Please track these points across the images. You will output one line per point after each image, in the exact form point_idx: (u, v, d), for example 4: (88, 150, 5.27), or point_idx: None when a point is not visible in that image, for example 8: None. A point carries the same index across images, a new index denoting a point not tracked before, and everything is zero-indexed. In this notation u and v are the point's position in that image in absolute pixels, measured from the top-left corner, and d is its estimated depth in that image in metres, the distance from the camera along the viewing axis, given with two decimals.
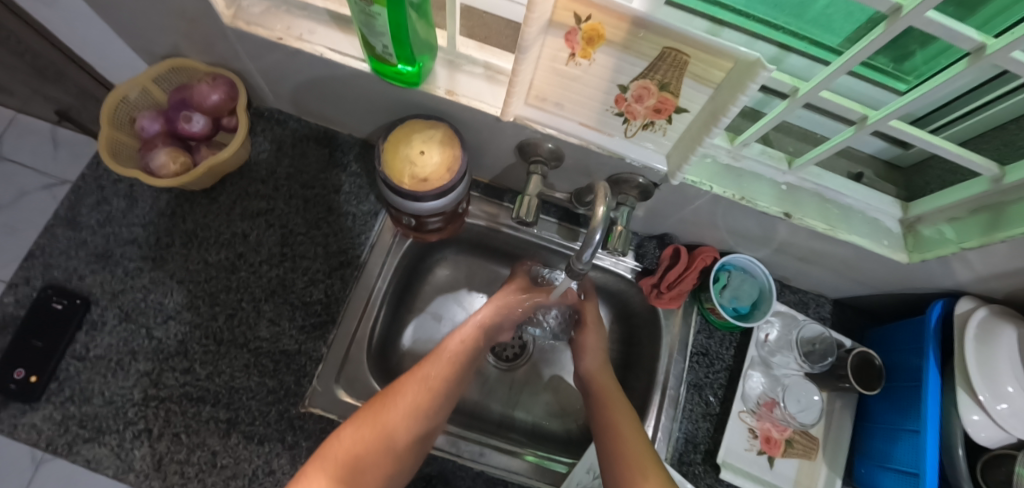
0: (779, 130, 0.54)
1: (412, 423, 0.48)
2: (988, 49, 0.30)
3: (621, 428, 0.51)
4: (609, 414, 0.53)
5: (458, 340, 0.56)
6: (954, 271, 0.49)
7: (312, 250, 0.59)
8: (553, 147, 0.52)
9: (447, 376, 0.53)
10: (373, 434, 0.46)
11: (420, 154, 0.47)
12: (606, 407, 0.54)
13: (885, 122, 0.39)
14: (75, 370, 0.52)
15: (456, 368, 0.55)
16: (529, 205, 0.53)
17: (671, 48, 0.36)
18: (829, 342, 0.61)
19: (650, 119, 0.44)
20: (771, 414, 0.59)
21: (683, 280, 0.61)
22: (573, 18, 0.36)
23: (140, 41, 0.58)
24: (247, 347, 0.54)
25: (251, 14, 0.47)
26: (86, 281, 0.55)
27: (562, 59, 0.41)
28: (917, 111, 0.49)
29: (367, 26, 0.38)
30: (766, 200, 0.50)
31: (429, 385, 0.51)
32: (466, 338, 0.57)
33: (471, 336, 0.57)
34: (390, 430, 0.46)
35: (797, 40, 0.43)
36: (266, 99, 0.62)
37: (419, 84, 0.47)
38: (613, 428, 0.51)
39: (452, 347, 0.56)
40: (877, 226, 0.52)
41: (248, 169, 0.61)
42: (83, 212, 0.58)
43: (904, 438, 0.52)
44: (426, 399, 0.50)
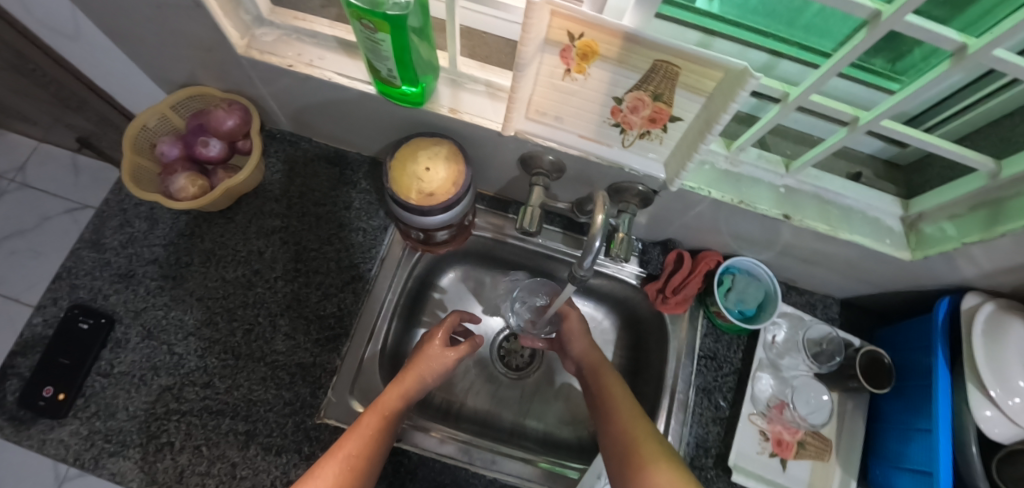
0: (776, 134, 0.55)
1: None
2: (970, 49, 0.30)
3: (622, 420, 0.49)
4: (612, 410, 0.51)
5: (387, 402, 0.50)
6: (959, 267, 0.49)
7: (324, 265, 0.61)
8: (554, 159, 0.54)
9: (375, 444, 0.46)
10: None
11: (426, 171, 0.48)
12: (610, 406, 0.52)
13: (876, 123, 0.39)
14: (101, 386, 0.54)
15: (385, 435, 0.48)
16: (532, 216, 0.54)
17: (663, 61, 0.38)
18: (836, 342, 0.61)
19: (646, 129, 0.46)
20: (782, 416, 0.59)
21: (688, 284, 0.62)
22: (567, 36, 0.38)
23: (160, 71, 0.61)
24: (263, 360, 0.56)
25: (264, 42, 0.50)
26: (110, 300, 0.58)
27: (559, 74, 0.43)
28: (912, 111, 0.50)
29: (371, 51, 0.40)
30: (766, 202, 0.51)
31: (358, 455, 0.44)
32: (394, 400, 0.51)
33: (398, 397, 0.51)
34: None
35: (788, 46, 0.44)
36: (278, 122, 0.65)
37: (424, 103, 0.49)
38: (614, 426, 0.49)
39: (379, 411, 0.49)
40: (878, 226, 0.52)
41: (263, 189, 0.64)
42: (106, 234, 0.60)
43: (917, 438, 0.52)
44: (355, 474, 0.42)
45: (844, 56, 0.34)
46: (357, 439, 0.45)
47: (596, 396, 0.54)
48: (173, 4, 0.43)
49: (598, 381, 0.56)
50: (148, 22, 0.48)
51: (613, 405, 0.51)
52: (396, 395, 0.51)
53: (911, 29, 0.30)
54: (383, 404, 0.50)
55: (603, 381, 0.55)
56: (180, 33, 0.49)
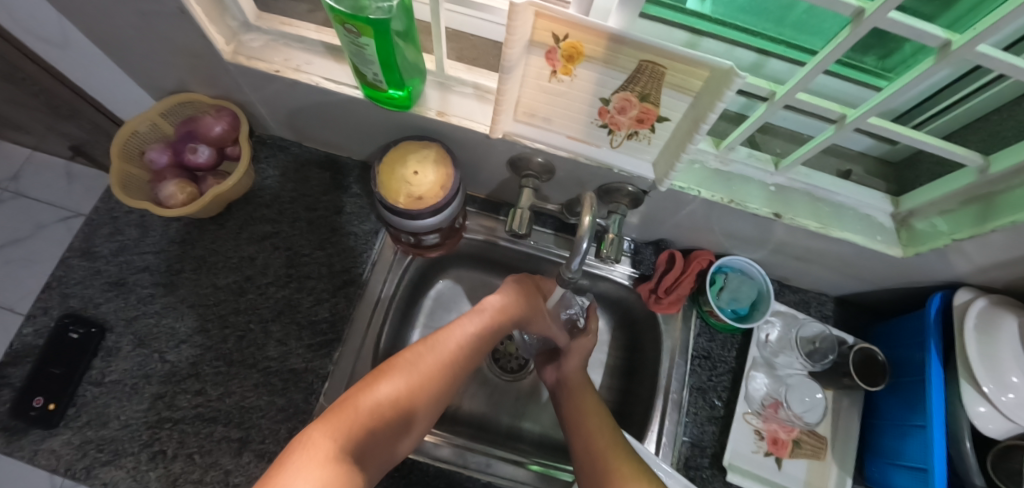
0: (765, 132, 0.55)
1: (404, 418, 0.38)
2: (953, 45, 0.30)
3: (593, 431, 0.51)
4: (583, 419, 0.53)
5: (449, 347, 0.45)
6: (950, 263, 0.49)
7: (317, 270, 0.61)
8: (543, 160, 0.54)
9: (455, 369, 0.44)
10: (350, 433, 0.32)
11: (414, 174, 0.48)
12: (582, 424, 0.53)
13: (863, 120, 0.39)
14: (92, 395, 0.54)
15: (448, 380, 0.43)
16: (522, 218, 0.54)
17: (648, 61, 0.38)
18: (829, 340, 0.61)
19: (634, 129, 0.46)
20: (776, 415, 0.59)
21: (681, 284, 0.62)
22: (552, 38, 0.38)
23: (149, 79, 0.61)
24: (256, 366, 0.56)
25: (251, 48, 0.50)
26: (101, 309, 0.58)
27: (546, 76, 0.42)
28: (901, 107, 0.50)
29: (357, 56, 0.40)
30: (756, 201, 0.51)
31: (429, 384, 0.41)
32: (460, 348, 0.45)
33: (459, 344, 0.45)
34: (371, 428, 0.34)
35: (775, 45, 0.44)
36: (269, 127, 0.64)
37: (411, 107, 0.49)
38: (588, 441, 0.50)
39: (446, 353, 0.44)
40: (870, 223, 0.52)
41: (254, 195, 0.64)
42: (97, 243, 0.60)
43: (912, 435, 0.52)
44: (419, 400, 0.40)
45: (828, 54, 0.34)
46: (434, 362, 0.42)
47: (569, 412, 0.55)
48: (159, 11, 0.43)
49: (568, 398, 0.57)
50: (135, 29, 0.48)
51: (585, 418, 0.53)
52: (457, 341, 0.46)
53: (894, 26, 0.30)
54: (440, 343, 0.45)
55: (570, 400, 0.56)
56: (167, 40, 0.49)
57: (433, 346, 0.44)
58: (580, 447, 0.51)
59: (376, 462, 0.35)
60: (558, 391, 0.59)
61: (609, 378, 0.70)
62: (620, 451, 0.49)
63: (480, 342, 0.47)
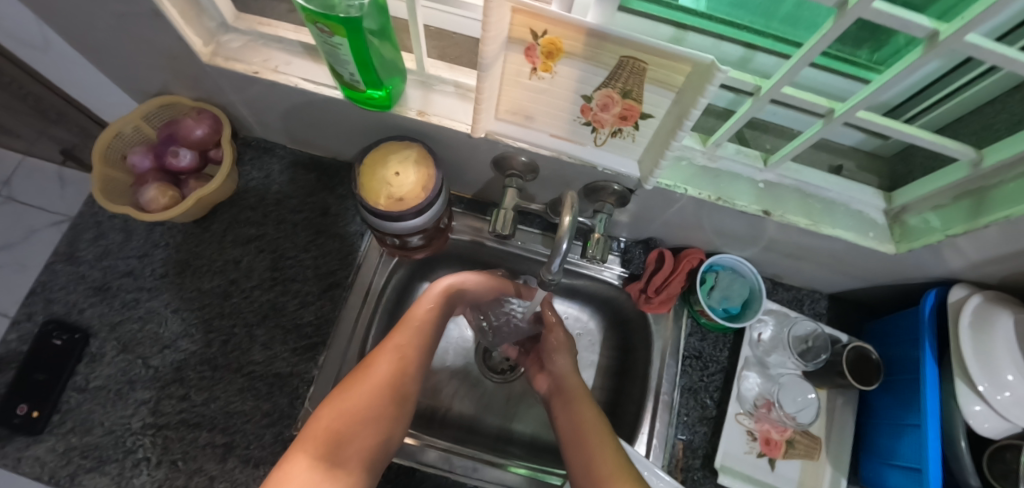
0: (753, 128, 0.54)
1: (367, 419, 0.44)
2: (942, 34, 0.29)
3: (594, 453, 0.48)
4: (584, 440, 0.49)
5: (396, 348, 0.51)
6: (943, 258, 0.48)
7: (302, 273, 0.60)
8: (527, 160, 0.53)
9: (402, 366, 0.50)
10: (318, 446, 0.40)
11: (395, 175, 0.47)
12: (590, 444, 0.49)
13: (851, 114, 0.38)
14: (76, 401, 0.53)
15: (411, 365, 0.51)
16: (506, 218, 0.54)
17: (628, 56, 0.37)
18: (822, 338, 0.60)
19: (617, 126, 0.45)
20: (769, 415, 0.58)
21: (671, 283, 0.60)
22: (530, 34, 0.37)
23: (131, 82, 0.60)
24: (241, 371, 0.55)
25: (229, 49, 0.49)
26: (85, 314, 0.57)
27: (526, 73, 0.42)
28: (892, 101, 0.49)
29: (332, 55, 0.39)
30: (745, 198, 0.50)
31: (381, 389, 0.47)
32: (413, 338, 0.53)
33: (411, 337, 0.53)
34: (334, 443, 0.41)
35: (762, 39, 0.43)
36: (253, 129, 0.64)
37: (392, 107, 0.48)
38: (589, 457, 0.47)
39: (388, 356, 0.50)
40: (862, 219, 0.51)
41: (238, 197, 0.63)
42: (81, 248, 0.60)
43: (907, 434, 0.51)
44: (375, 402, 0.46)
45: (813, 46, 0.32)
46: (387, 363, 0.49)
47: (570, 431, 0.52)
48: (133, 12, 0.43)
49: (574, 412, 0.53)
50: (112, 31, 0.48)
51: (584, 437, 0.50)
52: (410, 334, 0.53)
53: (880, 16, 0.29)
54: (409, 327, 0.53)
55: (578, 413, 0.53)
56: (145, 42, 0.49)
57: (381, 353, 0.50)
58: (578, 459, 0.48)
59: (356, 456, 0.42)
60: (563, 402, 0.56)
61: (601, 378, 0.70)
62: (621, 469, 0.46)
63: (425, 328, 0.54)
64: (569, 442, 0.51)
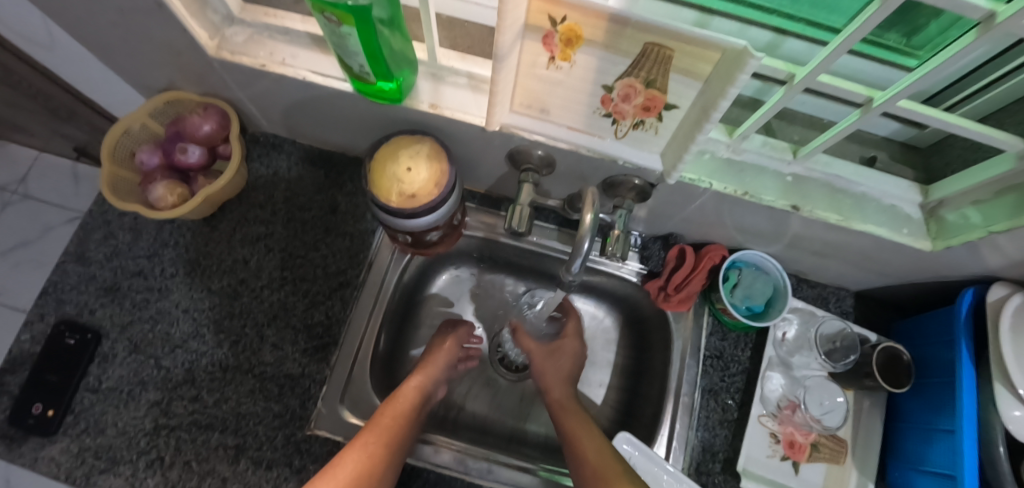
0: (782, 118, 0.52)
1: None
2: (999, 16, 0.26)
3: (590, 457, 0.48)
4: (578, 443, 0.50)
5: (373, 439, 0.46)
6: (983, 257, 0.46)
7: (311, 272, 0.59)
8: (542, 154, 0.51)
9: (378, 462, 0.45)
10: None
11: (407, 171, 0.45)
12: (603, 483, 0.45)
13: (892, 103, 0.35)
14: (89, 402, 0.53)
15: (379, 469, 0.45)
16: (521, 215, 0.52)
17: (653, 44, 0.34)
18: (850, 338, 0.57)
19: (639, 118, 0.43)
20: (794, 417, 0.56)
21: (691, 282, 0.59)
22: (548, 21, 0.34)
23: (137, 77, 0.59)
24: (251, 372, 0.55)
25: (234, 43, 0.48)
26: (96, 315, 0.57)
27: (543, 63, 0.39)
28: (931, 88, 0.46)
29: (340, 47, 0.38)
30: (772, 193, 0.48)
31: None
32: (388, 437, 0.48)
33: (379, 435, 0.47)
34: None
35: (792, 23, 0.40)
36: (261, 124, 0.62)
37: (402, 100, 0.46)
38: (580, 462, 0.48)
39: (361, 450, 0.45)
40: (895, 214, 0.49)
41: (246, 194, 0.62)
42: (91, 247, 0.59)
43: (940, 439, 0.49)
44: None
45: (853, 32, 0.30)
46: (358, 460, 0.44)
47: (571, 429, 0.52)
48: (135, 5, 0.41)
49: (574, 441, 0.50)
50: (115, 26, 0.46)
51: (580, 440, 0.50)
52: (380, 432, 0.47)
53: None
54: (380, 426, 0.48)
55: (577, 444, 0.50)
56: (148, 36, 0.47)
57: (351, 448, 0.45)
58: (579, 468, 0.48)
59: None
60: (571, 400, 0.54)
61: (617, 378, 0.68)
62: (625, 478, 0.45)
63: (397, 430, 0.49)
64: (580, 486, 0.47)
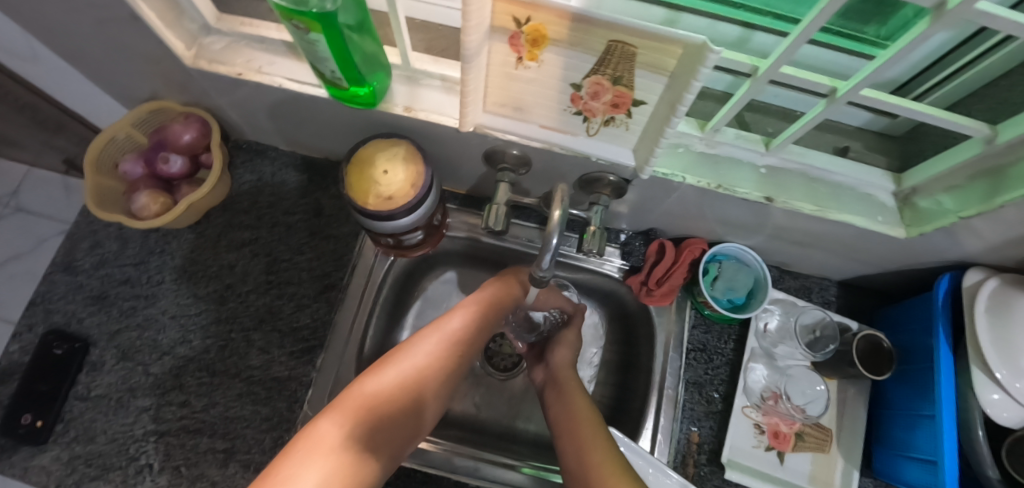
0: (754, 111, 0.52)
1: (412, 401, 0.42)
2: (948, 3, 0.26)
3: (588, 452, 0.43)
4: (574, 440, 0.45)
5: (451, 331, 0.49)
6: (959, 242, 0.46)
7: (297, 275, 0.60)
8: (518, 153, 0.52)
9: (450, 353, 0.48)
10: (353, 418, 0.37)
11: (383, 174, 0.46)
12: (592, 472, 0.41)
13: (855, 92, 0.36)
14: (79, 410, 0.54)
15: (454, 359, 0.48)
16: (498, 213, 0.53)
17: (616, 41, 0.35)
18: (830, 327, 0.58)
19: (609, 114, 0.43)
20: (777, 407, 0.57)
21: (672, 275, 0.59)
22: (513, 22, 0.35)
23: (120, 88, 0.60)
24: (239, 376, 0.55)
25: (212, 51, 0.48)
26: (84, 324, 0.57)
27: (511, 63, 0.40)
28: (900, 78, 0.47)
29: (311, 53, 0.38)
30: (745, 185, 0.48)
31: (422, 375, 0.44)
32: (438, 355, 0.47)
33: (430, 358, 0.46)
34: (370, 418, 0.38)
35: (760, 16, 0.41)
36: (244, 132, 0.63)
37: (377, 104, 0.47)
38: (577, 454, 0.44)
39: (437, 339, 0.48)
40: (870, 203, 0.49)
41: (231, 202, 0.63)
42: (78, 257, 0.60)
43: (922, 425, 0.49)
44: (415, 389, 0.43)
45: (811, 21, 0.30)
46: (433, 348, 0.47)
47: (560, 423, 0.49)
48: (110, 17, 0.42)
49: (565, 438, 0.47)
50: (94, 38, 0.47)
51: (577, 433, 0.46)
52: (431, 351, 0.47)
53: None
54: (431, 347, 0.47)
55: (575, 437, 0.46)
56: (127, 48, 0.48)
57: (428, 334, 0.48)
58: (573, 459, 0.44)
59: (385, 442, 0.39)
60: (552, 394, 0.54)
61: (605, 374, 0.68)
62: (616, 467, 0.41)
63: (452, 349, 0.48)
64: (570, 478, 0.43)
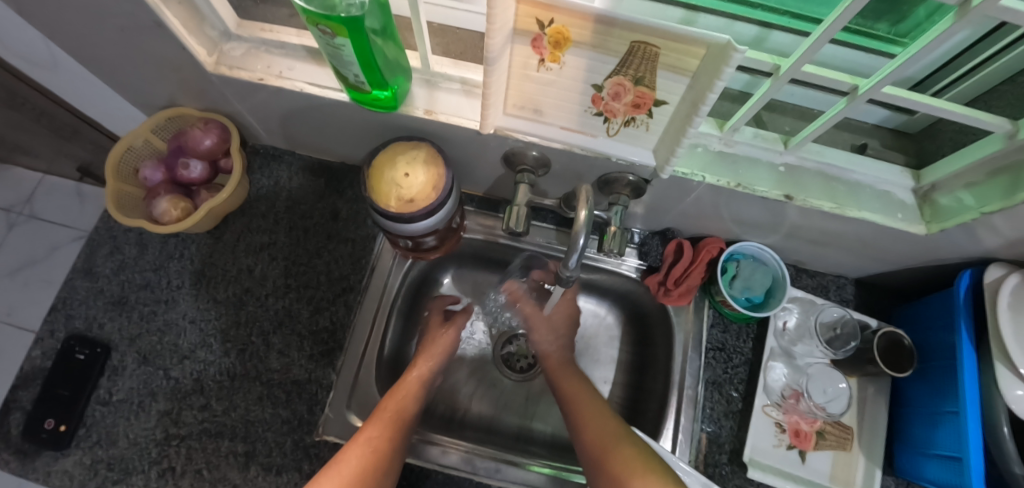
0: (772, 110, 0.52)
1: None
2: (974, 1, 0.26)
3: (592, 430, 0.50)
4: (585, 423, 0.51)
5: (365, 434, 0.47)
6: (981, 239, 0.46)
7: (315, 279, 0.60)
8: (537, 154, 0.52)
9: (382, 452, 0.46)
10: None
11: (405, 176, 0.46)
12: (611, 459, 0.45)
13: (877, 90, 0.36)
14: (101, 415, 0.54)
15: (385, 458, 0.46)
16: (518, 215, 0.53)
17: (640, 42, 0.35)
18: (851, 325, 0.57)
19: (630, 115, 0.43)
20: (798, 406, 0.56)
21: (690, 275, 0.59)
22: (536, 24, 0.35)
23: (140, 95, 0.60)
24: (259, 379, 0.55)
25: (233, 58, 0.49)
26: (105, 329, 0.58)
27: (533, 65, 0.40)
28: (917, 75, 0.47)
29: (335, 57, 0.39)
30: (765, 184, 0.48)
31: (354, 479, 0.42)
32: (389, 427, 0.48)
33: (382, 428, 0.48)
34: None
35: (778, 17, 0.41)
36: (260, 137, 0.64)
37: (398, 107, 0.47)
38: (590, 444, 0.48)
39: (364, 441, 0.46)
40: (890, 200, 0.49)
41: (249, 206, 0.63)
42: (98, 263, 0.60)
43: (944, 423, 0.49)
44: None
45: (833, 22, 0.30)
46: (358, 452, 0.44)
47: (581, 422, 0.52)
48: (135, 25, 0.43)
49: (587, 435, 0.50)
50: (117, 46, 0.48)
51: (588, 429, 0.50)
52: (381, 425, 0.48)
53: None
54: (382, 419, 0.49)
55: (589, 432, 0.50)
56: (149, 55, 0.48)
57: (353, 444, 0.45)
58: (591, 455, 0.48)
59: None
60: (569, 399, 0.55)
61: (621, 374, 0.68)
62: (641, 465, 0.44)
63: (381, 451, 0.46)
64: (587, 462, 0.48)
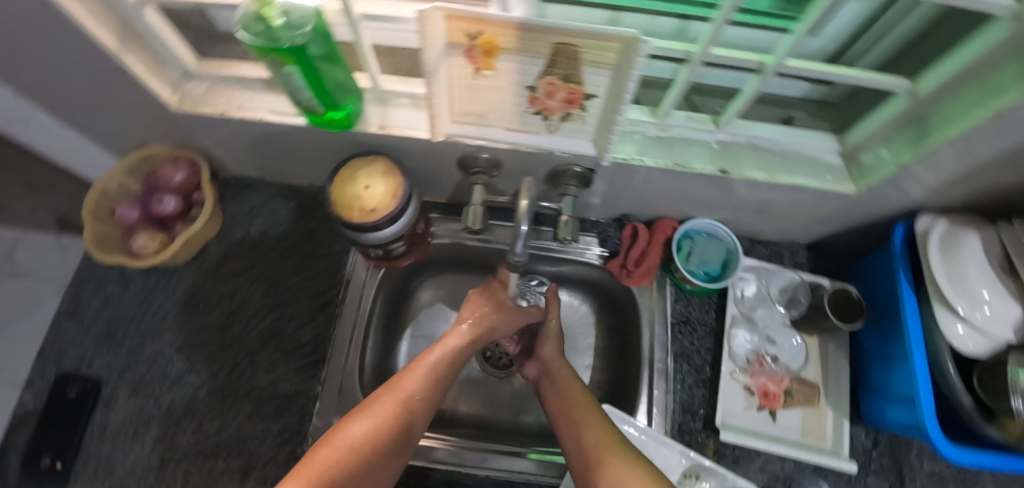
0: (701, 94, 0.57)
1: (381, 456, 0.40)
2: None
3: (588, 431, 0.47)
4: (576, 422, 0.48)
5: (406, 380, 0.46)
6: (904, 190, 0.49)
7: (296, 296, 0.63)
8: (489, 156, 0.55)
9: (421, 399, 0.45)
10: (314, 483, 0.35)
11: (365, 189, 0.49)
12: (596, 458, 0.43)
13: (781, 64, 0.39)
14: (95, 448, 0.55)
15: (421, 404, 0.45)
16: (475, 214, 0.57)
17: (560, 42, 0.39)
18: (801, 286, 0.62)
19: (565, 111, 0.47)
20: (762, 367, 0.60)
21: (648, 255, 0.63)
22: (465, 37, 0.39)
23: (112, 140, 0.63)
24: (249, 396, 0.57)
25: (195, 95, 0.52)
26: (94, 365, 0.59)
27: (469, 74, 0.44)
28: (828, 48, 0.51)
29: (286, 84, 0.42)
30: (701, 161, 0.52)
31: (392, 424, 0.41)
32: (427, 377, 0.47)
33: (423, 374, 0.47)
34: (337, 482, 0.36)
35: (692, 7, 0.45)
36: (230, 168, 0.67)
37: (353, 125, 0.51)
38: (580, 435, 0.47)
39: (402, 388, 0.45)
40: (818, 165, 0.53)
41: (225, 234, 0.66)
42: (83, 304, 0.62)
43: (898, 365, 0.52)
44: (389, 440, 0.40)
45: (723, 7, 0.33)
46: (396, 399, 0.43)
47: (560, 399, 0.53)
48: (100, 73, 0.46)
49: (573, 418, 0.49)
50: (85, 95, 0.51)
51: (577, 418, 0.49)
52: (422, 374, 0.47)
53: None
54: (423, 365, 0.48)
55: (583, 417, 0.49)
56: (116, 100, 0.51)
57: (392, 389, 0.44)
58: (572, 442, 0.47)
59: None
60: (548, 384, 0.57)
61: (600, 359, 0.71)
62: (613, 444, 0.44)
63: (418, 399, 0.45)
64: (573, 463, 0.46)
